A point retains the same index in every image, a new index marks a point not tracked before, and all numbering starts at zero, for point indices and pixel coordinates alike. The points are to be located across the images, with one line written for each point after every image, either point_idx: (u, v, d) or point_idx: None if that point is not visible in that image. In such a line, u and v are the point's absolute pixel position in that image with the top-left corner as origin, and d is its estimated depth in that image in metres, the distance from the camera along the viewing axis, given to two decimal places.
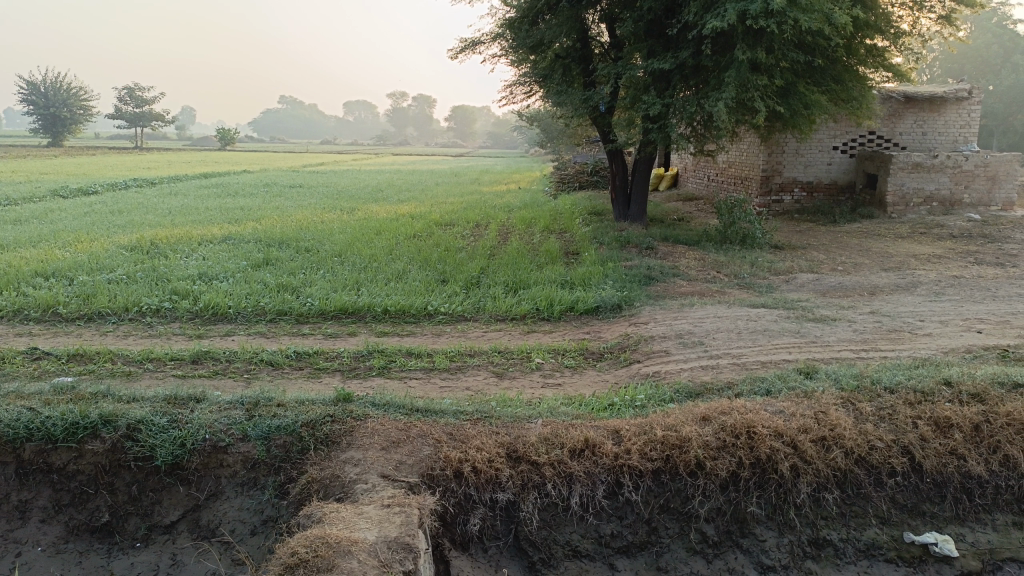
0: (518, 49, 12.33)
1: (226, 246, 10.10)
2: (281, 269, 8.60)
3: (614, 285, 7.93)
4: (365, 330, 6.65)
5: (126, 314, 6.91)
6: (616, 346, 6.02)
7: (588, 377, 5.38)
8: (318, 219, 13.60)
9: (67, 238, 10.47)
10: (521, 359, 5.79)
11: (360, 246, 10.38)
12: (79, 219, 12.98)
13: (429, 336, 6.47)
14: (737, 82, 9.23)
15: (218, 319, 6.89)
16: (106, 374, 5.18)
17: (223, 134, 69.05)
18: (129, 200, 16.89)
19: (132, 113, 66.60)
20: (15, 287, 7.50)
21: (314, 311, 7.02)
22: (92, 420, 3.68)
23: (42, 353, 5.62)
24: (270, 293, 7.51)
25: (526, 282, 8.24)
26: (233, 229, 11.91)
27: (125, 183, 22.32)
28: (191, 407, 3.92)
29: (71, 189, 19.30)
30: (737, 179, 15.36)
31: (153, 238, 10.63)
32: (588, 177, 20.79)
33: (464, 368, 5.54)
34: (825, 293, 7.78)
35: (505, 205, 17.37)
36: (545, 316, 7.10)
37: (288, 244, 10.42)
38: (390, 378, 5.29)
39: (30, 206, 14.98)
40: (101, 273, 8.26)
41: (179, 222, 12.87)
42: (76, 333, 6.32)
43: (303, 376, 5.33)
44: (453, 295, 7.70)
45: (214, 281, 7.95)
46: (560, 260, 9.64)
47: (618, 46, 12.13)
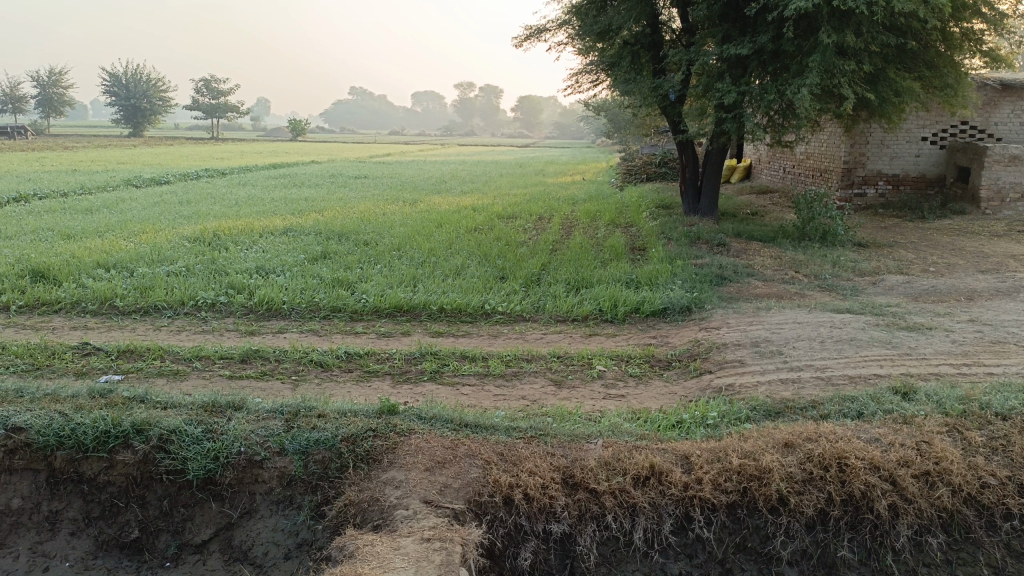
0: (584, 36, 11.88)
1: (286, 239, 10.01)
2: (338, 263, 8.43)
3: (683, 285, 7.45)
4: (419, 329, 6.38)
5: (181, 308, 6.82)
6: (685, 354, 5.57)
7: (654, 389, 4.96)
8: (380, 211, 13.46)
9: (134, 229, 10.56)
10: (582, 365, 5.40)
11: (419, 239, 10.14)
12: (149, 209, 13.18)
13: (485, 337, 6.16)
14: (821, 67, 8.59)
15: (271, 315, 6.73)
16: (152, 373, 5.05)
17: (295, 125, 70.52)
18: (198, 191, 17.14)
19: (208, 104, 68.64)
20: (76, 278, 7.51)
21: (369, 308, 6.80)
22: (124, 428, 3.49)
23: (93, 348, 5.53)
24: (325, 288, 7.33)
25: (590, 280, 7.84)
26: (294, 220, 11.85)
27: (197, 174, 22.81)
28: (228, 416, 3.70)
29: (145, 179, 19.79)
30: (816, 171, 14.54)
31: (216, 230, 10.62)
32: (656, 168, 20.14)
33: (521, 374, 5.19)
34: (916, 298, 7.12)
35: (569, 197, 16.92)
36: (609, 317, 6.70)
37: (348, 237, 10.26)
38: (442, 384, 4.99)
39: (103, 196, 15.32)
40: (161, 265, 8.24)
41: (243, 213, 12.91)
42: (130, 327, 6.24)
43: (352, 380, 5.08)
44: (512, 294, 7.36)
45: (271, 275, 7.82)
46: (625, 257, 9.19)
47: (690, 32, 11.55)
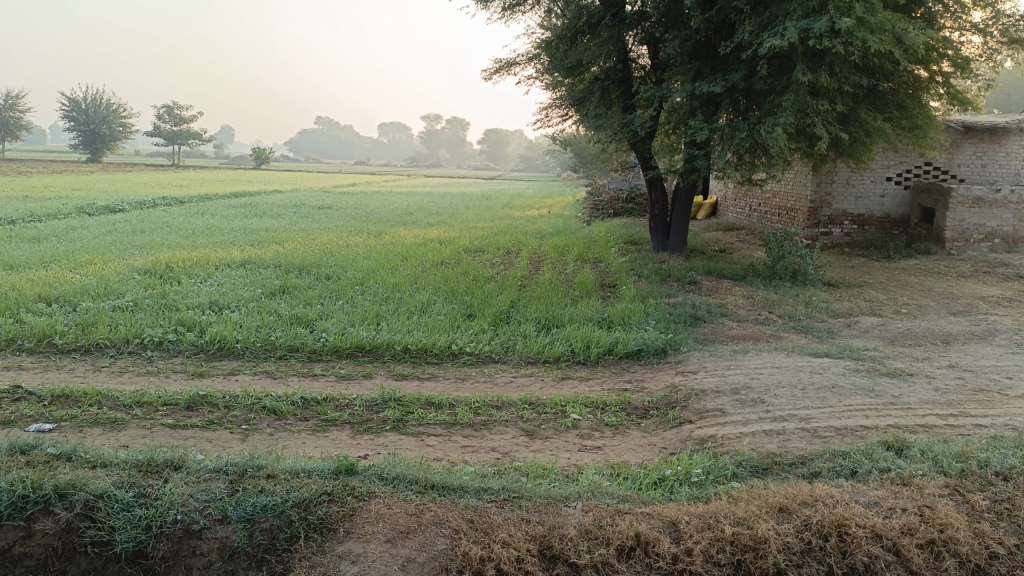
0: (555, 70, 11.78)
1: (243, 271, 9.58)
2: (297, 298, 8.04)
3: (657, 326, 7.22)
4: (381, 371, 6.02)
5: (126, 346, 6.38)
6: (663, 401, 5.31)
7: (632, 440, 4.68)
8: (343, 243, 13.09)
9: (81, 260, 10.02)
10: (556, 413, 5.09)
11: (383, 274, 9.79)
12: (100, 238, 12.62)
13: (452, 381, 5.82)
14: (795, 107, 8.55)
15: (223, 355, 6.32)
16: (88, 422, 4.60)
17: (259, 154, 69.81)
18: (153, 219, 16.56)
19: (170, 131, 67.63)
20: (13, 312, 7.00)
21: (328, 348, 6.42)
22: (45, 492, 3.06)
23: (24, 392, 5.03)
24: (283, 326, 6.93)
25: (561, 319, 7.57)
26: (253, 252, 11.41)
27: (154, 201, 22.18)
28: (165, 476, 3.29)
29: (98, 206, 19.14)
30: (782, 210, 14.58)
31: (169, 261, 10.14)
32: (623, 204, 20.11)
33: (490, 423, 4.86)
34: (892, 341, 6.98)
35: (537, 231, 16.73)
36: (581, 359, 6.43)
37: (308, 270, 9.87)
38: (405, 435, 4.64)
39: (53, 223, 14.70)
40: (108, 299, 7.76)
41: (200, 243, 12.44)
42: (68, 368, 5.77)
43: (307, 430, 4.69)
44: (480, 333, 7.05)
45: (225, 311, 7.40)
46: (596, 294, 8.96)
47: (661, 69, 11.53)
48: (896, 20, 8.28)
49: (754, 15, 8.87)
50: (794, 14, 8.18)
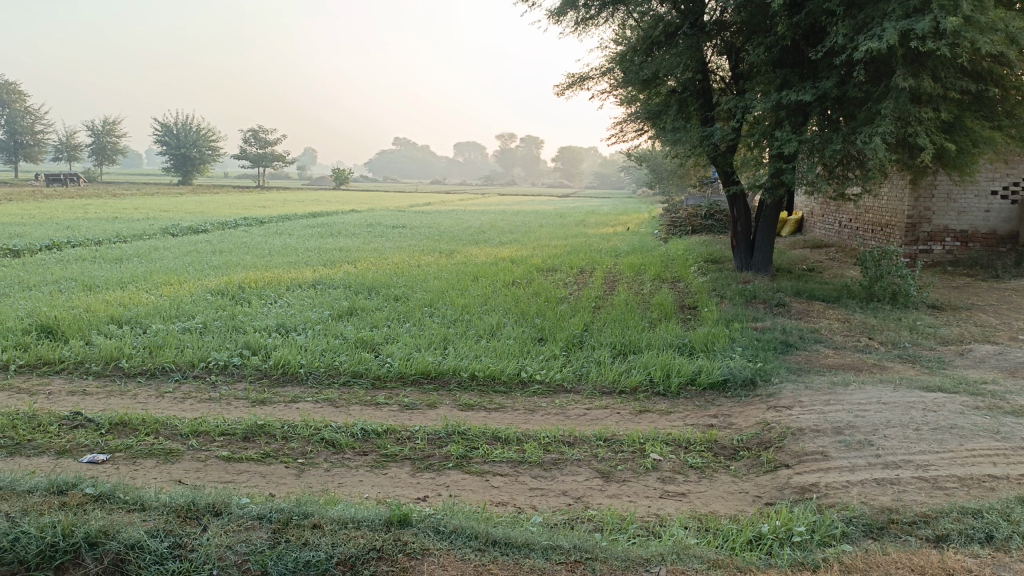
0: (630, 84, 11.36)
1: (313, 293, 9.48)
2: (364, 320, 7.84)
3: (744, 353, 6.65)
4: (447, 400, 5.67)
5: (191, 370, 6.27)
6: (753, 441, 4.79)
7: (720, 486, 4.18)
8: (415, 263, 12.93)
9: (157, 281, 10.14)
10: (634, 453, 4.63)
11: (453, 295, 9.51)
12: (181, 259, 12.89)
13: (521, 412, 5.43)
14: (895, 115, 7.88)
15: (286, 380, 6.12)
16: (142, 453, 4.42)
17: (338, 175, 71.67)
18: (233, 239, 16.91)
19: (256, 154, 70.21)
20: (85, 334, 7.03)
21: (393, 373, 6.14)
22: (76, 540, 2.79)
23: (84, 420, 4.91)
24: (348, 350, 6.70)
25: (638, 344, 7.09)
26: (324, 272, 11.36)
27: (236, 222, 22.76)
28: (204, 524, 3.02)
29: (182, 227, 19.72)
30: (876, 226, 13.67)
31: (241, 282, 10.16)
32: (702, 220, 19.38)
33: (561, 463, 4.44)
34: (1015, 373, 6.20)
35: (612, 249, 16.23)
36: (661, 390, 5.94)
37: (378, 291, 9.70)
38: (469, 474, 4.27)
39: (137, 245, 15.13)
40: (178, 320, 7.74)
41: (275, 264, 12.51)
42: (131, 393, 5.67)
43: (365, 466, 4.37)
44: (551, 359, 6.65)
45: (291, 334, 7.25)
46: (675, 317, 8.44)
47: (744, 79, 10.95)
48: (1010, 18, 7.53)
49: (848, 18, 8.24)
50: (893, 15, 7.53)
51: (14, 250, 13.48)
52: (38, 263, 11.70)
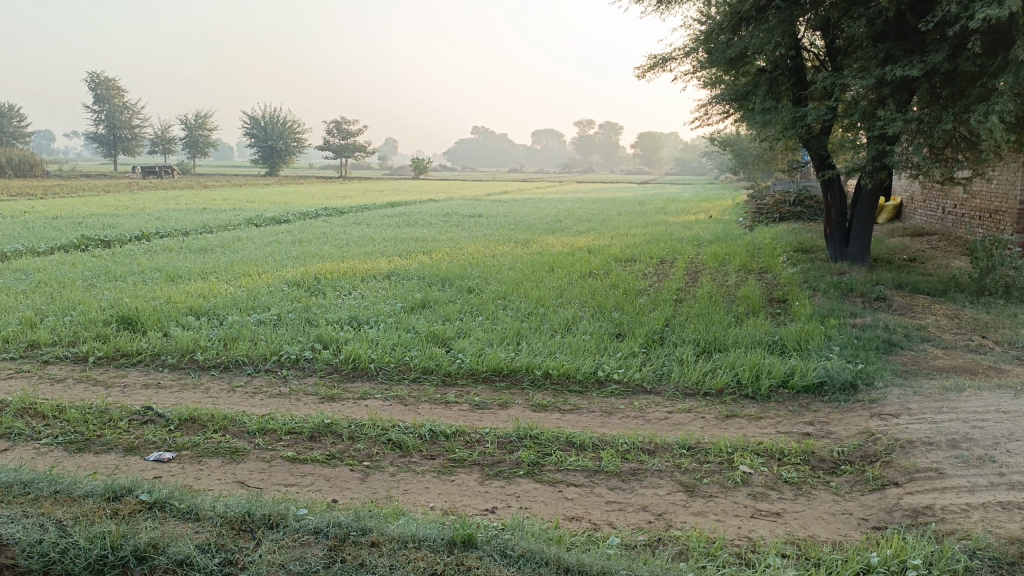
0: (715, 64, 10.77)
1: (387, 284, 9.38)
2: (436, 313, 7.65)
3: (842, 353, 6.13)
4: (519, 400, 5.41)
5: (263, 364, 6.21)
6: (857, 454, 4.34)
7: (819, 506, 3.76)
8: (490, 253, 12.73)
9: (237, 272, 10.27)
10: (722, 464, 4.25)
11: (527, 287, 9.24)
12: (262, 249, 13.09)
13: (597, 415, 5.11)
14: (1015, 90, 7.12)
15: (357, 375, 5.99)
16: (209, 452, 4.33)
17: (418, 165, 72.48)
18: (313, 230, 17.15)
19: (338, 144, 71.75)
20: (164, 326, 7.10)
21: (464, 370, 5.92)
22: (124, 553, 2.68)
23: (154, 415, 4.88)
24: (419, 345, 6.53)
25: (723, 342, 6.64)
26: (399, 264, 11.27)
27: (316, 212, 23.14)
28: (258, 538, 2.85)
29: (266, 218, 20.13)
30: (984, 212, 12.64)
31: (317, 273, 10.17)
32: (790, 207, 18.47)
33: (641, 473, 4.11)
34: None
35: (693, 238, 15.60)
36: (750, 392, 5.51)
37: (451, 283, 9.53)
38: (541, 483, 3.99)
39: (222, 235, 15.50)
40: (254, 312, 7.75)
41: (351, 254, 12.54)
42: (203, 387, 5.64)
43: (432, 471, 4.15)
44: (630, 356, 6.29)
45: (363, 327, 7.13)
46: (763, 311, 7.91)
47: (840, 55, 10.21)
48: None
49: None
50: None
51: (106, 241, 14.01)
52: (127, 254, 12.09)
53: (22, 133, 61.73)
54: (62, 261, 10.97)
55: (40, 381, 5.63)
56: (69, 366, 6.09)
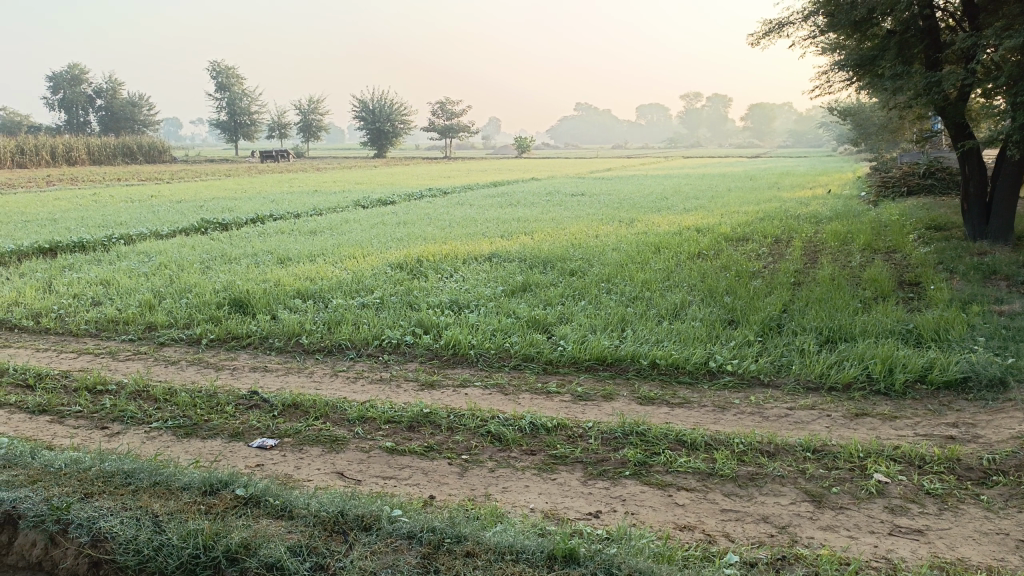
0: (838, 28, 9.94)
1: (489, 266, 9.26)
2: (538, 297, 7.44)
3: (988, 345, 5.49)
4: (624, 392, 5.12)
5: (365, 348, 6.19)
6: (1012, 464, 3.81)
7: (969, 523, 3.30)
8: (594, 234, 12.40)
9: (343, 254, 10.41)
10: (852, 472, 3.83)
11: (632, 269, 8.89)
12: (368, 231, 13.28)
13: (708, 411, 4.77)
14: None
15: (457, 361, 5.86)
16: (310, 440, 4.30)
17: (521, 143, 72.60)
18: (417, 211, 17.31)
19: (443, 124, 72.65)
20: (272, 309, 7.24)
21: (566, 358, 5.68)
22: (216, 553, 2.64)
23: (259, 400, 4.91)
24: (520, 330, 6.34)
25: (850, 331, 6.09)
26: (501, 245, 11.13)
27: (421, 193, 23.42)
28: (350, 541, 2.74)
29: (373, 199, 20.51)
30: None
31: (420, 255, 10.17)
32: (919, 181, 17.08)
33: (760, 479, 3.76)
34: None
35: (811, 215, 14.68)
36: (881, 388, 5.01)
37: (554, 265, 9.29)
38: (649, 485, 3.71)
39: (331, 217, 15.87)
40: (357, 296, 7.79)
41: (454, 235, 12.53)
42: (308, 372, 5.67)
43: (532, 468, 3.94)
44: (745, 346, 5.86)
45: (463, 311, 7.01)
46: (893, 296, 7.25)
47: (983, 13, 9.19)
48: None
49: None
50: None
51: (224, 224, 14.62)
52: (242, 236, 12.54)
53: (154, 121, 65.91)
54: (182, 244, 11.48)
55: (156, 364, 5.82)
56: (183, 348, 6.28)
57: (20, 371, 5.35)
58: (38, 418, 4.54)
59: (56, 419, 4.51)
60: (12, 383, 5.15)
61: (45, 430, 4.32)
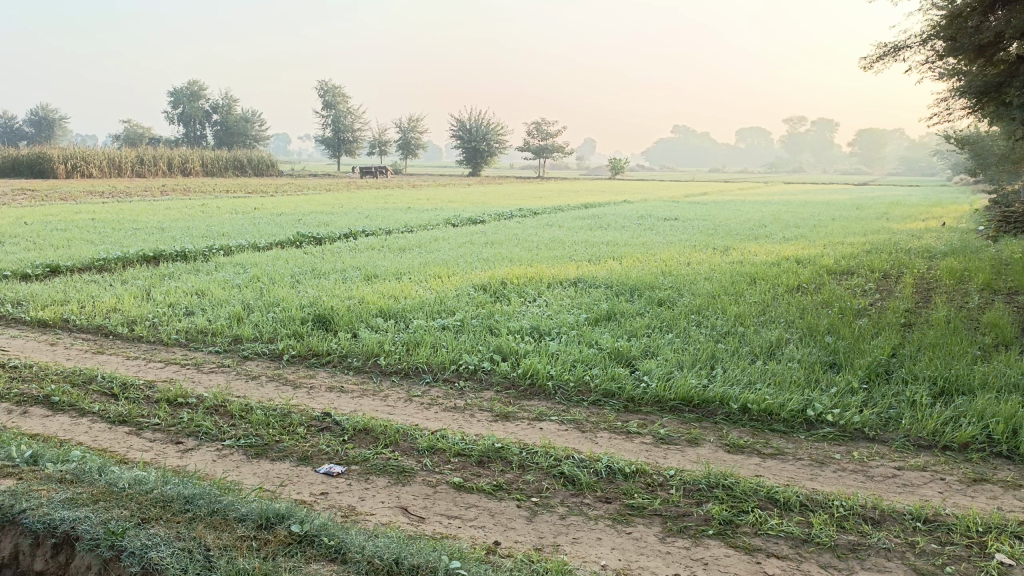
0: (959, 53, 9.25)
1: (574, 292, 9.03)
2: (623, 327, 7.14)
3: None
4: (711, 437, 4.77)
5: (442, 373, 6.06)
6: None
7: None
8: (685, 261, 11.98)
9: (429, 273, 10.42)
10: (971, 550, 3.38)
11: (724, 301, 8.47)
12: (455, 250, 13.29)
13: (803, 466, 4.36)
14: None
15: (534, 392, 5.64)
16: (377, 469, 4.17)
17: (616, 166, 72.27)
18: (506, 231, 17.27)
19: (538, 144, 73.08)
20: (354, 327, 7.24)
21: (649, 396, 5.36)
22: None
23: (331, 422, 4.83)
24: (602, 362, 6.06)
25: (969, 383, 5.51)
26: (588, 269, 10.87)
27: (512, 213, 23.45)
28: None
29: (463, 218, 20.66)
30: None
31: (505, 277, 10.05)
32: None
33: (861, 551, 3.37)
34: None
35: (923, 249, 13.74)
36: (1004, 452, 4.47)
37: (641, 293, 8.97)
38: (733, 549, 3.38)
39: (421, 235, 16.03)
40: (439, 317, 7.70)
41: (541, 258, 12.37)
42: (383, 395, 5.57)
43: (606, 518, 3.67)
44: (847, 394, 5.39)
45: (544, 339, 6.80)
46: (1018, 346, 6.57)
47: None
48: None
49: None
50: None
51: (319, 238, 14.99)
52: (334, 251, 12.78)
53: (264, 136, 69.25)
54: (277, 257, 11.79)
55: (236, 378, 5.87)
56: (265, 363, 6.33)
57: (108, 379, 5.49)
58: (117, 428, 4.61)
59: (134, 431, 4.57)
60: (99, 391, 5.28)
61: (122, 442, 4.37)
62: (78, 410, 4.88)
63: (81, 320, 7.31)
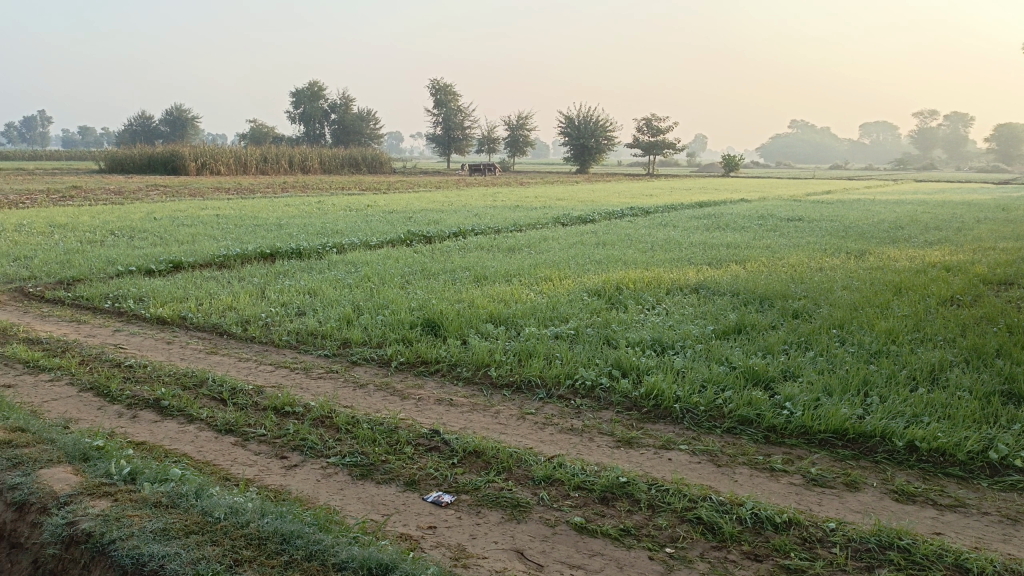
0: None
1: (697, 300, 8.37)
2: (756, 342, 6.46)
3: None
4: (873, 481, 4.08)
5: (557, 389, 5.60)
6: None
7: None
8: (817, 267, 11.01)
9: (541, 275, 9.99)
10: None
11: (870, 313, 7.59)
12: (567, 251, 12.81)
13: (994, 524, 3.62)
14: None
15: (659, 415, 5.09)
16: (489, 501, 3.76)
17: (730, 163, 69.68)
18: (618, 231, 16.60)
19: (648, 141, 71.49)
20: (464, 334, 6.90)
21: (793, 427, 4.71)
22: None
23: (440, 441, 4.47)
24: (735, 383, 5.43)
25: None
26: (709, 274, 10.15)
27: (623, 212, 22.69)
28: None
29: (574, 217, 20.14)
30: None
31: (620, 281, 9.50)
32: None
33: None
34: None
35: None
36: None
37: (772, 303, 8.21)
38: None
39: (531, 234, 15.64)
40: (552, 325, 7.24)
41: (657, 260, 11.71)
42: (494, 410, 5.18)
43: None
44: None
45: (667, 353, 6.22)
46: None
47: None
48: None
49: None
50: None
51: (429, 237, 14.89)
52: (444, 251, 12.57)
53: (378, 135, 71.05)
54: (387, 256, 11.70)
55: (344, 386, 5.62)
56: (374, 370, 6.07)
57: (218, 382, 5.37)
58: (223, 438, 4.43)
59: (239, 443, 4.37)
60: (208, 395, 5.16)
61: (226, 455, 4.17)
62: (186, 416, 4.74)
63: (197, 318, 7.33)
